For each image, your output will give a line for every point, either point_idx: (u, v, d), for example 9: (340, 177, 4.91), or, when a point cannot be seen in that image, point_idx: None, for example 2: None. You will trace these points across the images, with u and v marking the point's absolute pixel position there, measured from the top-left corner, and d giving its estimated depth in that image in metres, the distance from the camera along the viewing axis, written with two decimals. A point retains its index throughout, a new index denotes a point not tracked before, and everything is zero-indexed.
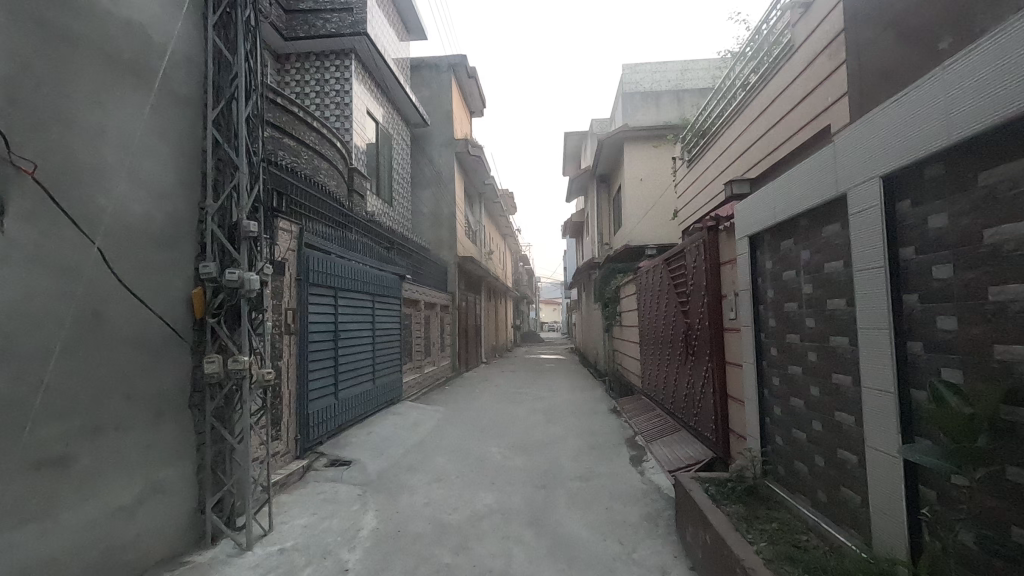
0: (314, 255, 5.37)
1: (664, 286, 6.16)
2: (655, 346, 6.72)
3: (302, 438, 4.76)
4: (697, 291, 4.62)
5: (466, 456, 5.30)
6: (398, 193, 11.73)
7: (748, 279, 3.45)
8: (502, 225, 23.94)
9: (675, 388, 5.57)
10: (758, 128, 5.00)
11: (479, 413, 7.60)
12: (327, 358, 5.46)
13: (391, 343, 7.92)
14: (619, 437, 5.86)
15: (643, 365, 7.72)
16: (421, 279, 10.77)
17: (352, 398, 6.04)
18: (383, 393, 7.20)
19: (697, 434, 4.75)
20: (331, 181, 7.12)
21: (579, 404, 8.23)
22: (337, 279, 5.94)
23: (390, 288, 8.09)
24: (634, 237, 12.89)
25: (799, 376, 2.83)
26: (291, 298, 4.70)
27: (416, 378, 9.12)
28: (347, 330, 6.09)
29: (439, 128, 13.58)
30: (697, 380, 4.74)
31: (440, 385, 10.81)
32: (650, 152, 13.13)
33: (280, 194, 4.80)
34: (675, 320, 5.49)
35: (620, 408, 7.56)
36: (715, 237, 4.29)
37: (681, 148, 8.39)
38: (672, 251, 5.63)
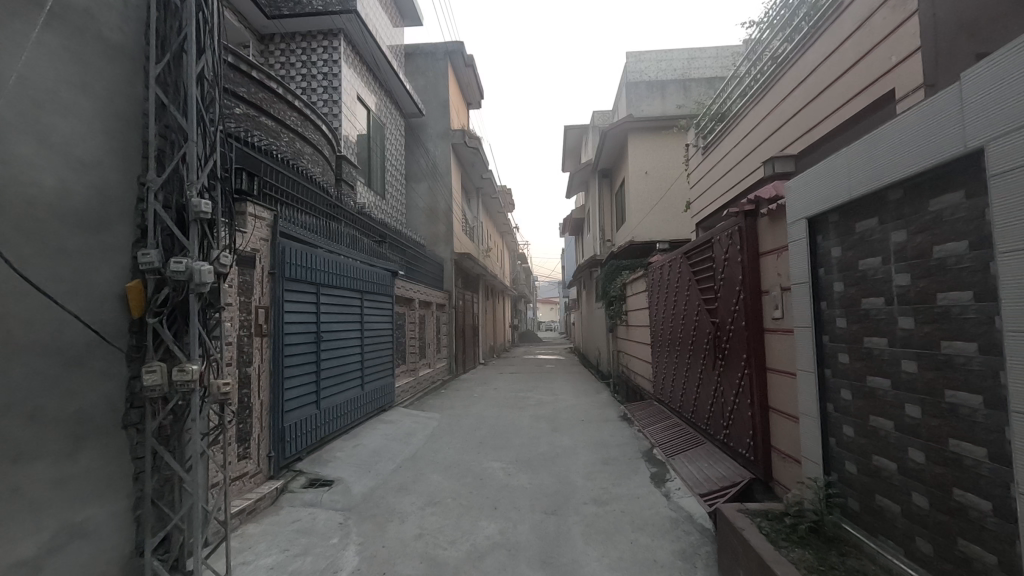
0: (293, 246, 4.76)
1: (683, 283, 5.58)
2: (672, 348, 6.13)
3: (276, 455, 4.16)
4: (729, 288, 4.04)
5: (465, 473, 4.70)
6: (391, 185, 11.11)
7: (805, 270, 2.86)
8: (500, 222, 23.30)
9: (698, 397, 4.98)
10: (794, 102, 4.43)
11: (478, 421, 6.99)
12: (308, 364, 4.87)
13: (383, 345, 7.32)
14: (635, 450, 5.27)
15: (655, 368, 7.13)
16: (415, 276, 10.16)
17: (337, 407, 5.44)
18: (373, 400, 6.61)
19: (729, 450, 4.15)
20: (316, 168, 6.51)
21: (586, 410, 7.62)
22: (321, 275, 5.34)
23: (382, 285, 7.49)
24: (640, 231, 12.27)
25: (885, 391, 2.25)
26: (263, 295, 4.10)
27: (410, 382, 8.50)
28: (333, 331, 5.49)
29: (435, 119, 12.97)
30: (728, 388, 4.16)
31: (436, 389, 10.20)
32: (654, 144, 12.57)
33: (252, 176, 4.20)
34: (699, 321, 4.90)
35: (631, 415, 6.96)
36: (753, 224, 3.70)
37: (695, 134, 7.82)
38: (694, 243, 5.05)
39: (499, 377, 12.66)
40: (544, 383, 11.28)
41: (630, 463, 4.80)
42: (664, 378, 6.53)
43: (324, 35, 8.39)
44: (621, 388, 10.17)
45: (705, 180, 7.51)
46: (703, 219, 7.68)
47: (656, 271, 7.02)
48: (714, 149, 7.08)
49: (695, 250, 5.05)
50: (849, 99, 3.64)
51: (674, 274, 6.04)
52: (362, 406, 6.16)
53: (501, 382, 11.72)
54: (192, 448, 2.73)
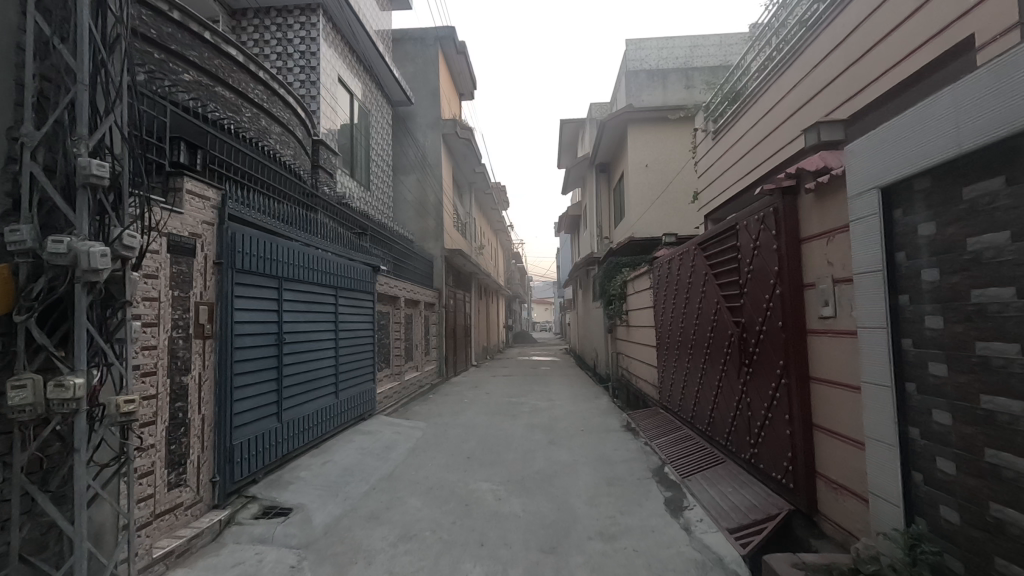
0: (252, 234, 4.10)
1: (696, 278, 4.95)
2: (681, 352, 5.51)
3: (221, 481, 3.50)
4: (760, 281, 3.41)
5: (448, 497, 4.04)
6: (376, 177, 10.45)
7: (877, 255, 2.22)
8: (494, 220, 22.65)
9: (717, 409, 4.35)
10: (832, 65, 3.80)
11: (467, 431, 6.34)
12: (269, 370, 4.21)
13: (362, 347, 6.66)
14: (643, 467, 4.63)
15: (661, 374, 6.49)
16: (401, 273, 9.49)
17: (304, 419, 4.78)
18: (349, 410, 5.95)
19: (759, 473, 3.52)
20: (287, 151, 5.86)
21: (585, 418, 6.98)
22: (288, 269, 4.68)
23: (362, 282, 6.84)
24: (640, 227, 11.68)
25: (1014, 417, 1.62)
26: (205, 288, 3.43)
27: (393, 387, 7.84)
28: (300, 332, 4.84)
29: (424, 107, 12.30)
30: (756, 400, 3.54)
31: (424, 394, 9.53)
32: (655, 136, 11.96)
33: (193, 147, 3.54)
34: (719, 320, 4.28)
35: (634, 425, 6.33)
36: (793, 204, 3.07)
37: (705, 117, 7.20)
38: (712, 231, 4.44)
39: (491, 380, 12.01)
40: (540, 387, 10.63)
41: (639, 484, 4.16)
42: (672, 385, 5.90)
43: (301, 10, 7.72)
44: (621, 393, 9.55)
45: (717, 166, 6.89)
46: (714, 209, 7.06)
47: (662, 266, 6.40)
48: (726, 132, 6.47)
49: (714, 240, 4.41)
50: (906, 54, 3.00)
51: (684, 268, 5.41)
52: (335, 417, 5.50)
53: (493, 386, 11.07)
54: (77, 487, 2.06)
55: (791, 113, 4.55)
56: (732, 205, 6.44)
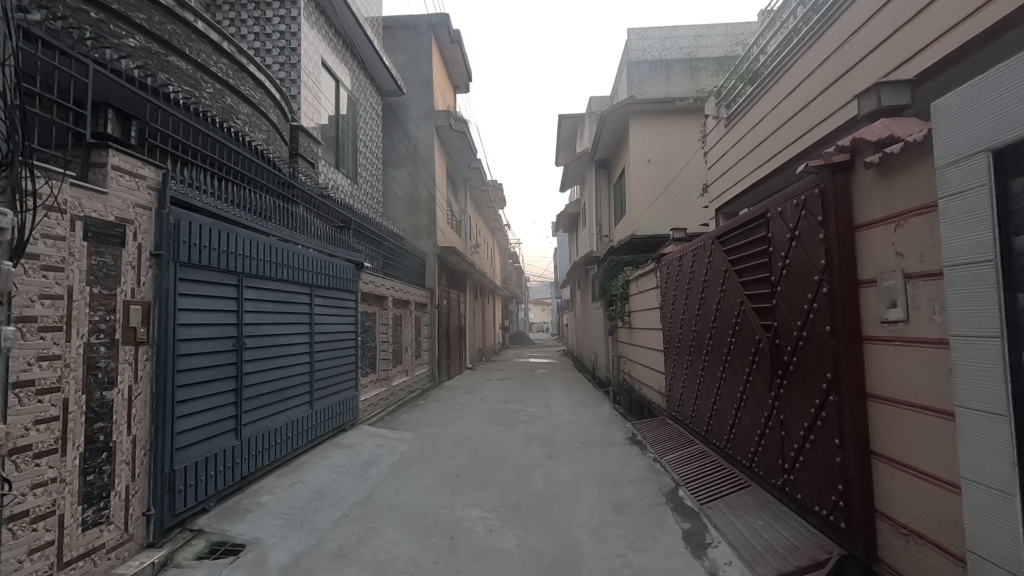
0: (208, 223, 3.54)
1: (713, 276, 4.41)
2: (695, 358, 4.96)
3: (157, 514, 2.94)
4: (799, 278, 2.87)
5: (432, 527, 3.49)
6: (364, 169, 9.89)
7: (983, 240, 1.69)
8: (490, 218, 22.05)
9: (741, 425, 3.80)
10: (877, 28, 3.24)
11: (456, 444, 5.78)
12: (225, 380, 3.65)
13: (344, 352, 6.10)
14: (655, 489, 4.08)
15: (670, 381, 5.95)
16: (390, 272, 8.93)
17: (269, 435, 4.21)
18: (325, 421, 5.37)
19: (797, 506, 2.98)
20: (258, 135, 5.30)
21: (586, 428, 6.43)
22: (253, 264, 4.12)
23: (344, 281, 6.27)
24: (642, 224, 11.16)
25: None
26: (138, 285, 2.88)
27: (378, 394, 7.28)
28: (267, 336, 4.27)
29: (417, 98, 11.73)
30: (793, 420, 3.00)
31: (414, 400, 8.96)
32: (658, 128, 11.44)
33: (126, 117, 2.97)
34: (743, 324, 3.74)
35: (641, 437, 5.79)
36: (846, 185, 2.53)
37: (717, 103, 6.66)
38: (735, 222, 3.90)
39: (486, 384, 11.45)
40: (537, 392, 10.09)
41: (652, 512, 3.61)
42: (684, 394, 5.35)
43: None
44: (623, 400, 9.01)
45: (731, 155, 6.36)
46: (728, 201, 6.51)
47: (671, 264, 5.85)
48: (742, 116, 5.93)
49: (738, 232, 3.86)
50: None
51: (697, 265, 4.86)
52: (308, 431, 4.94)
53: (488, 390, 10.51)
54: None
55: (824, 89, 4.00)
56: (749, 195, 5.91)
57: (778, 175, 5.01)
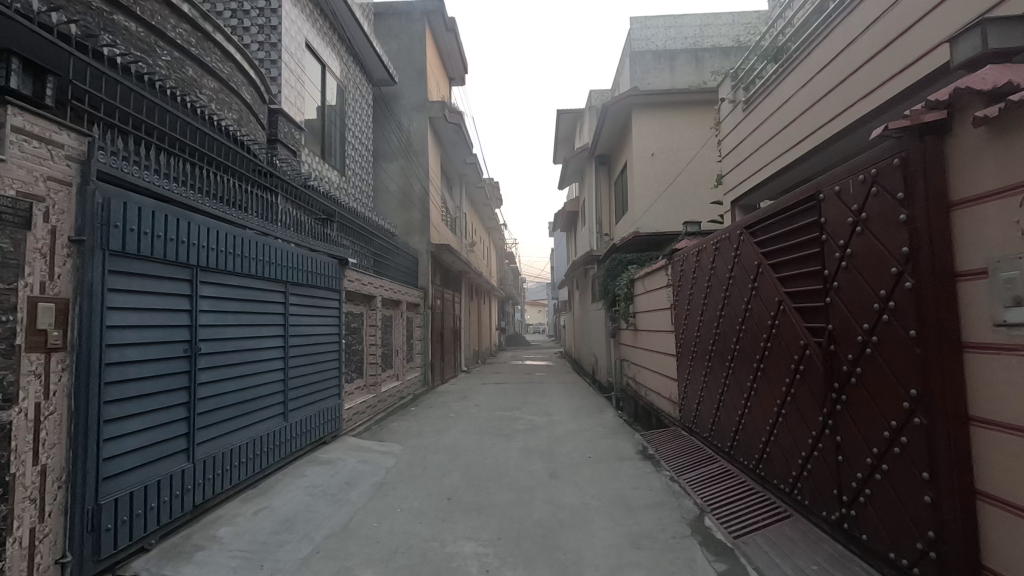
0: (154, 206, 2.99)
1: (740, 271, 3.88)
2: (716, 365, 4.42)
3: (75, 562, 2.38)
4: (867, 270, 2.34)
5: (418, 566, 2.94)
6: (353, 162, 9.34)
7: None
8: (486, 216, 21.51)
9: (779, 444, 3.28)
10: None
11: (448, 459, 5.23)
12: (173, 393, 3.08)
13: (326, 357, 5.57)
14: (676, 517, 3.54)
15: (684, 388, 5.42)
16: (379, 270, 8.39)
17: (231, 454, 3.65)
18: (301, 435, 4.81)
19: (863, 549, 2.45)
20: (228, 115, 4.74)
21: (591, 440, 5.90)
22: (213, 256, 3.56)
23: (325, 278, 5.71)
24: (645, 221, 10.68)
25: None
26: (48, 278, 2.32)
27: (364, 401, 6.72)
28: (230, 340, 3.71)
29: (410, 88, 11.18)
30: (856, 444, 2.47)
31: (404, 406, 8.41)
32: (662, 121, 10.93)
33: (42, 72, 2.43)
34: (782, 326, 3.21)
35: (652, 450, 5.26)
36: (940, 150, 1.99)
37: (734, 84, 6.16)
38: (772, 208, 3.38)
39: (482, 389, 10.90)
40: (536, 397, 9.55)
41: (677, 548, 3.07)
42: (701, 404, 4.82)
43: None
44: (628, 407, 8.48)
45: (750, 141, 5.85)
46: (747, 191, 5.99)
47: (686, 259, 5.32)
48: (764, 97, 5.41)
49: (776, 219, 3.34)
50: None
51: (719, 260, 4.34)
52: (279, 447, 4.37)
53: (484, 395, 9.98)
54: None
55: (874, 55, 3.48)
56: (772, 182, 5.39)
57: (811, 158, 4.48)
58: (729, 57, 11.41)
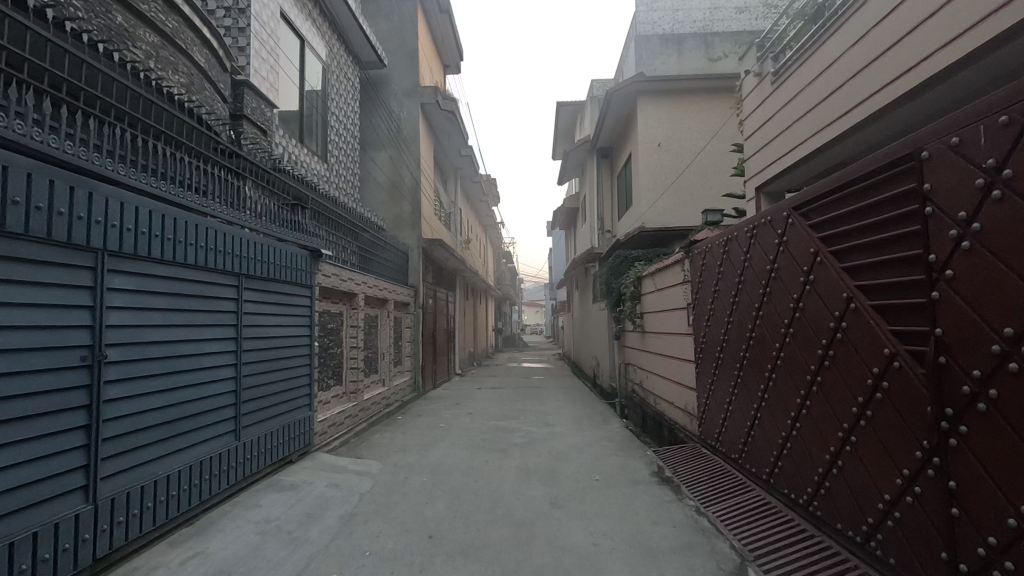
0: (40, 168, 2.33)
1: (786, 262, 3.19)
2: (749, 374, 3.73)
3: None
4: (1012, 252, 1.65)
5: None
6: (337, 149, 8.63)
7: None
8: (482, 213, 20.79)
9: (846, 480, 2.58)
10: None
11: (433, 482, 4.51)
12: (62, 414, 2.38)
13: (295, 363, 4.87)
14: (712, 568, 2.83)
15: (705, 400, 4.72)
16: (364, 265, 7.69)
17: (157, 487, 2.94)
18: (259, 454, 4.09)
19: None
20: (174, 78, 4.05)
21: (597, 458, 5.19)
22: (137, 240, 2.87)
23: (294, 272, 4.99)
24: (650, 219, 10.05)
25: None
26: None
27: (341, 411, 6.00)
28: (157, 345, 3.00)
29: (401, 72, 10.46)
30: (986, 497, 1.77)
31: (390, 415, 7.69)
32: (670, 109, 10.23)
33: None
34: (853, 330, 2.51)
35: (670, 471, 4.56)
36: None
37: (759, 55, 5.49)
38: (837, 180, 2.69)
39: (476, 394, 10.18)
40: (534, 404, 8.83)
41: None
42: (728, 420, 4.12)
43: None
44: (634, 416, 7.78)
45: (780, 117, 5.18)
46: (776, 176, 5.31)
47: (708, 251, 4.62)
48: (802, 63, 4.75)
49: (843, 195, 2.65)
50: None
51: (755, 250, 3.64)
52: (228, 471, 3.66)
53: (478, 401, 9.27)
54: None
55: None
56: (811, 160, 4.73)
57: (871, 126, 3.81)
58: (740, 43, 10.74)
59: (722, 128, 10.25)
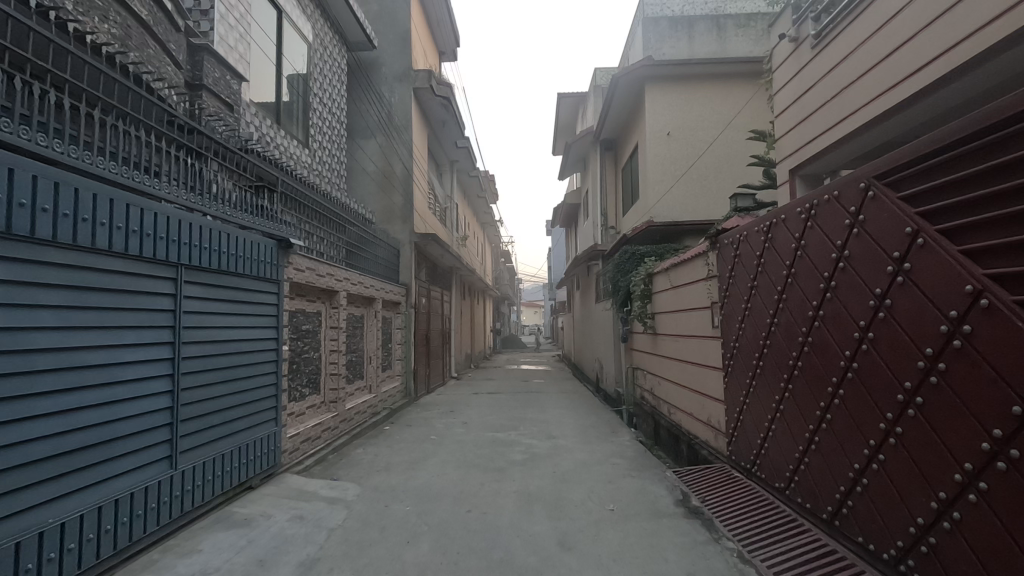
0: None
1: (862, 247, 2.51)
2: (802, 388, 3.06)
3: None
4: None
5: None
6: (321, 134, 7.95)
7: None
8: (480, 210, 20.10)
9: (966, 539, 1.91)
10: None
11: (418, 513, 3.80)
12: None
13: (259, 370, 4.19)
14: None
15: (737, 415, 4.04)
16: (351, 260, 7.02)
17: (44, 541, 2.28)
18: (203, 484, 3.39)
19: None
20: (102, 26, 3.48)
21: (609, 480, 4.49)
22: (20, 214, 2.26)
23: (259, 264, 4.31)
24: (660, 212, 9.35)
25: None
26: None
27: (317, 424, 5.30)
28: (48, 355, 2.36)
29: (392, 54, 9.76)
30: None
31: (377, 425, 6.99)
32: (681, 95, 9.54)
33: None
34: (982, 338, 1.84)
35: (697, 499, 3.89)
36: None
37: (797, 16, 4.84)
38: (957, 134, 2.02)
39: (472, 400, 9.46)
40: (534, 412, 8.12)
41: None
42: (772, 441, 3.44)
43: None
44: (645, 426, 7.09)
45: (826, 84, 4.51)
46: (818, 153, 4.65)
47: (742, 241, 3.94)
48: (862, 19, 4.11)
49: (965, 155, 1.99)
50: None
51: (813, 234, 2.96)
52: (156, 507, 2.97)
53: (474, 408, 8.57)
54: None
55: None
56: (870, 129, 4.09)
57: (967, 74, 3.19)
58: (755, 26, 10.09)
59: (736, 116, 9.58)
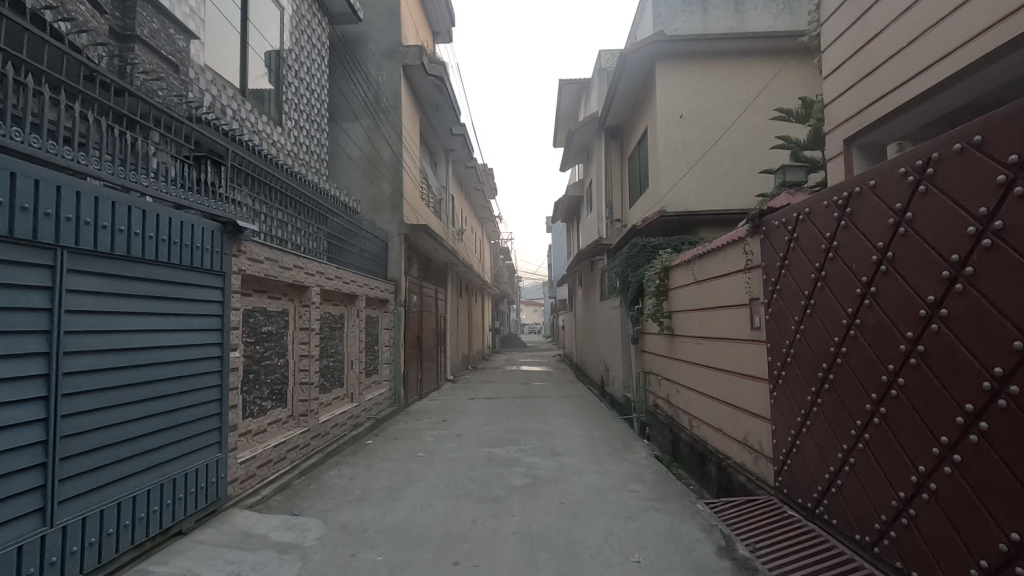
0: None
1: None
2: (905, 413, 2.24)
3: None
4: None
5: None
6: (298, 112, 7.12)
7: None
8: (478, 204, 19.26)
9: None
10: None
11: (390, 566, 2.98)
12: None
13: (197, 382, 3.37)
14: None
15: (792, 439, 3.21)
16: (332, 253, 6.20)
17: None
18: (99, 540, 2.56)
19: None
20: None
21: (628, 516, 3.69)
22: None
23: (201, 253, 3.49)
24: (673, 200, 8.52)
25: None
26: None
27: (280, 444, 4.49)
28: None
29: (380, 29, 8.92)
30: None
31: (358, 438, 6.19)
32: (695, 73, 8.70)
33: None
34: None
35: (745, 544, 3.09)
36: None
37: None
38: None
39: (468, 407, 8.66)
40: (536, 422, 7.32)
41: None
42: (852, 480, 2.62)
43: None
44: (661, 440, 6.28)
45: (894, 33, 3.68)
46: (883, 118, 3.82)
47: (803, 220, 3.11)
48: None
49: None
50: None
51: (924, 203, 2.14)
52: None
53: (469, 417, 7.76)
54: None
55: None
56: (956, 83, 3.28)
57: None
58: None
59: (757, 97, 8.76)
